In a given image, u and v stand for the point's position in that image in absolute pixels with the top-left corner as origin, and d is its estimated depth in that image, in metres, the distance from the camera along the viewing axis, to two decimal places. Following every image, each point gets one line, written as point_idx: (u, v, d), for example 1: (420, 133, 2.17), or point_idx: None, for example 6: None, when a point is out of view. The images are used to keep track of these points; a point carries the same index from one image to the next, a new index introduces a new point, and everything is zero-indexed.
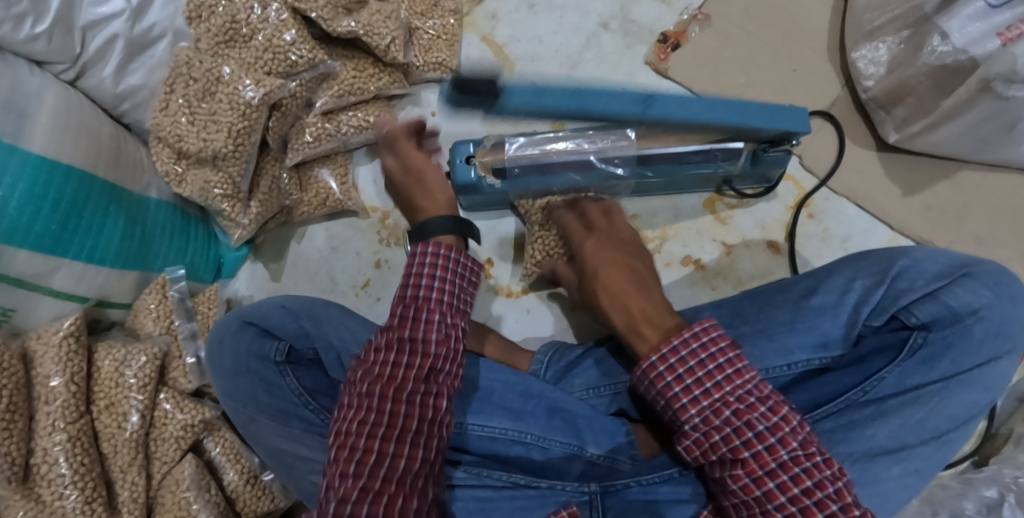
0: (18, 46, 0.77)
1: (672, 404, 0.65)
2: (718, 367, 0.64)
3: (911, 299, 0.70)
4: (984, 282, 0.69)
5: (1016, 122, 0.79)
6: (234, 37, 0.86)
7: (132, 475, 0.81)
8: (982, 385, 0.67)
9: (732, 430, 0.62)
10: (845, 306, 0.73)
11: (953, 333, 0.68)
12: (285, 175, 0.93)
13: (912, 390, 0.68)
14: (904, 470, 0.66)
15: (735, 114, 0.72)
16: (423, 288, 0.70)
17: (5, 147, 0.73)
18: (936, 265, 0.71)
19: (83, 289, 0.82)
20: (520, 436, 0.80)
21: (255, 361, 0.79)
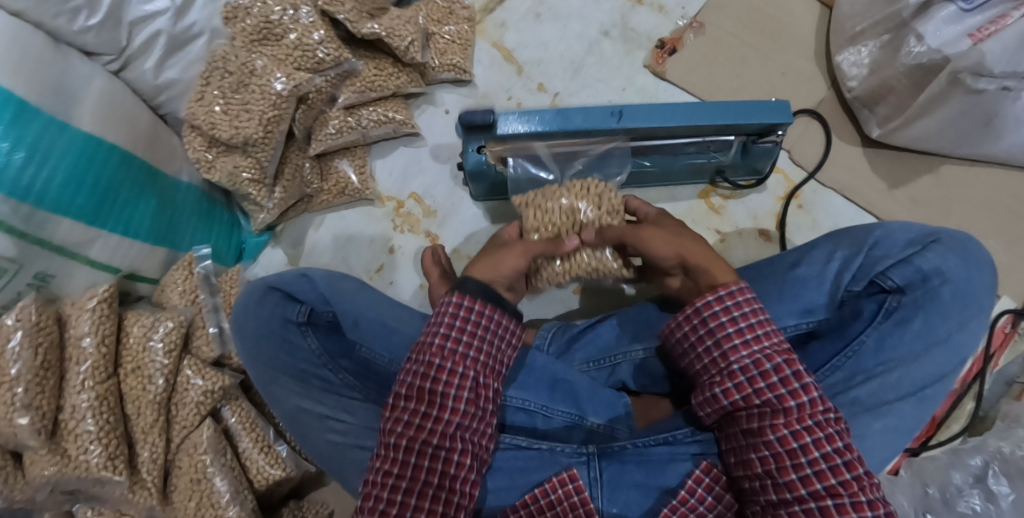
0: (71, 36, 0.85)
1: (722, 346, 0.72)
2: (763, 321, 0.72)
3: (886, 265, 0.75)
4: (949, 247, 0.76)
5: (991, 118, 0.86)
6: (267, 36, 0.94)
7: (153, 436, 0.85)
8: (953, 346, 0.74)
9: (778, 381, 0.70)
10: (828, 276, 0.78)
11: (923, 296, 0.74)
12: (307, 164, 1.00)
13: (891, 353, 0.74)
14: (885, 427, 0.73)
15: (716, 115, 0.80)
16: (456, 341, 0.73)
17: (57, 124, 0.80)
18: (908, 235, 0.77)
19: (116, 261, 0.88)
20: (524, 404, 0.85)
21: (279, 322, 0.85)
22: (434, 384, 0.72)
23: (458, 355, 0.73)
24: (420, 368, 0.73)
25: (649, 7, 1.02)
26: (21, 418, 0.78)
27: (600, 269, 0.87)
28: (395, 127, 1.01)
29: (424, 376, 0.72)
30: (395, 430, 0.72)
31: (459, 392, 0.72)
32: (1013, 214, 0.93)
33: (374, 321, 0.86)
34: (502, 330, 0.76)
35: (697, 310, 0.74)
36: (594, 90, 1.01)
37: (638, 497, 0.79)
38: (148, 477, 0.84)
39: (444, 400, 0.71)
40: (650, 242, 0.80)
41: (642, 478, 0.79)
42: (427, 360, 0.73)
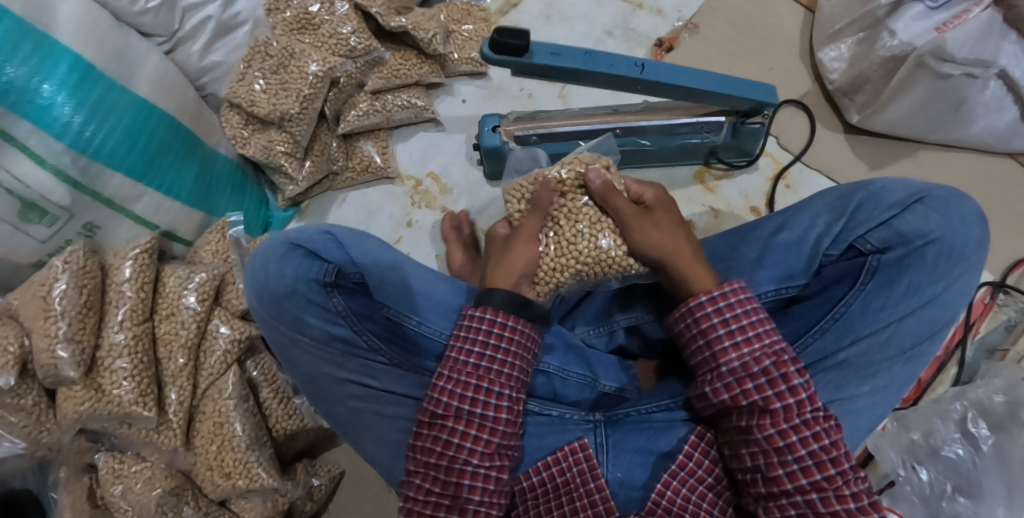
0: (132, 17, 0.96)
1: (713, 346, 0.72)
2: (753, 323, 0.71)
3: (865, 228, 0.76)
4: (934, 208, 0.75)
5: (960, 102, 0.95)
6: (305, 25, 1.05)
7: (181, 380, 0.90)
8: (942, 304, 0.73)
9: (763, 381, 0.69)
10: (808, 241, 0.79)
11: (906, 256, 0.74)
12: (334, 143, 1.08)
13: (876, 312, 0.74)
14: (876, 387, 0.72)
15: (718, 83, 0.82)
16: (484, 356, 0.74)
17: (118, 87, 0.89)
18: (895, 195, 0.77)
19: (156, 219, 0.96)
20: (543, 366, 0.87)
21: (305, 283, 0.87)
22: (456, 408, 0.72)
23: (482, 379, 0.73)
24: (442, 392, 0.73)
25: (649, 11, 1.13)
26: (63, 350, 0.83)
27: (602, 261, 0.81)
28: (417, 112, 1.10)
29: (451, 394, 0.73)
30: (428, 445, 0.73)
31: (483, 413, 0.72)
32: (984, 194, 1.02)
33: (401, 283, 0.91)
34: (523, 339, 0.75)
35: (692, 324, 0.73)
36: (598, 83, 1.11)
37: (640, 462, 0.81)
38: (173, 418, 0.89)
39: (468, 423, 0.72)
40: (644, 234, 0.78)
41: (645, 444, 0.82)
42: (450, 384, 0.73)
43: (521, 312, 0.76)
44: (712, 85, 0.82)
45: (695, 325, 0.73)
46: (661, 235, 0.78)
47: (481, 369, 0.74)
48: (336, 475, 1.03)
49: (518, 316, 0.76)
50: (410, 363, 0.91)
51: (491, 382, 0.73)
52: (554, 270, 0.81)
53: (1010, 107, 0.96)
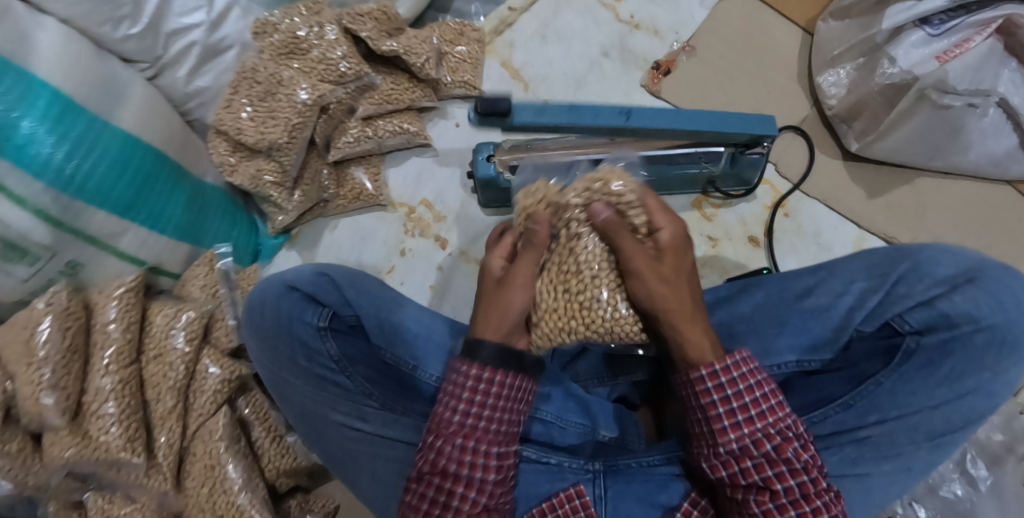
0: (112, 44, 0.92)
1: (712, 424, 0.71)
2: (756, 398, 0.70)
3: (905, 306, 0.80)
4: (983, 289, 0.78)
5: (958, 130, 0.93)
6: (293, 50, 1.01)
7: (170, 422, 0.88)
8: (985, 392, 0.76)
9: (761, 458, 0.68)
10: (838, 309, 0.83)
11: (950, 341, 0.77)
12: (325, 170, 1.06)
13: (905, 392, 0.77)
14: (896, 468, 0.75)
15: (716, 124, 0.85)
16: (469, 409, 0.72)
17: (99, 122, 0.86)
18: (941, 272, 0.80)
19: (143, 254, 0.93)
20: (541, 415, 0.89)
21: (301, 326, 0.88)
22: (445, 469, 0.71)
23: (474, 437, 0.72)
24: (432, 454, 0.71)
25: (645, 32, 1.10)
26: (48, 396, 0.81)
27: (613, 330, 0.79)
28: (409, 138, 1.07)
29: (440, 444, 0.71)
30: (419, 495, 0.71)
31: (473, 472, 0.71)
32: (982, 220, 1.00)
33: (397, 325, 0.92)
34: (512, 389, 0.73)
35: (694, 390, 0.72)
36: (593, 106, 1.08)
37: (640, 512, 0.80)
38: (163, 461, 0.87)
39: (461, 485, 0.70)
40: (650, 286, 0.74)
41: (645, 495, 0.81)
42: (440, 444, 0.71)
43: (512, 364, 0.74)
44: (708, 123, 0.85)
45: (696, 395, 0.72)
46: (668, 291, 0.73)
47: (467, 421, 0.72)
48: (330, 511, 1.01)
49: (509, 369, 0.74)
50: (403, 407, 0.89)
51: (479, 434, 0.72)
52: (560, 328, 0.79)
53: (1009, 134, 0.95)
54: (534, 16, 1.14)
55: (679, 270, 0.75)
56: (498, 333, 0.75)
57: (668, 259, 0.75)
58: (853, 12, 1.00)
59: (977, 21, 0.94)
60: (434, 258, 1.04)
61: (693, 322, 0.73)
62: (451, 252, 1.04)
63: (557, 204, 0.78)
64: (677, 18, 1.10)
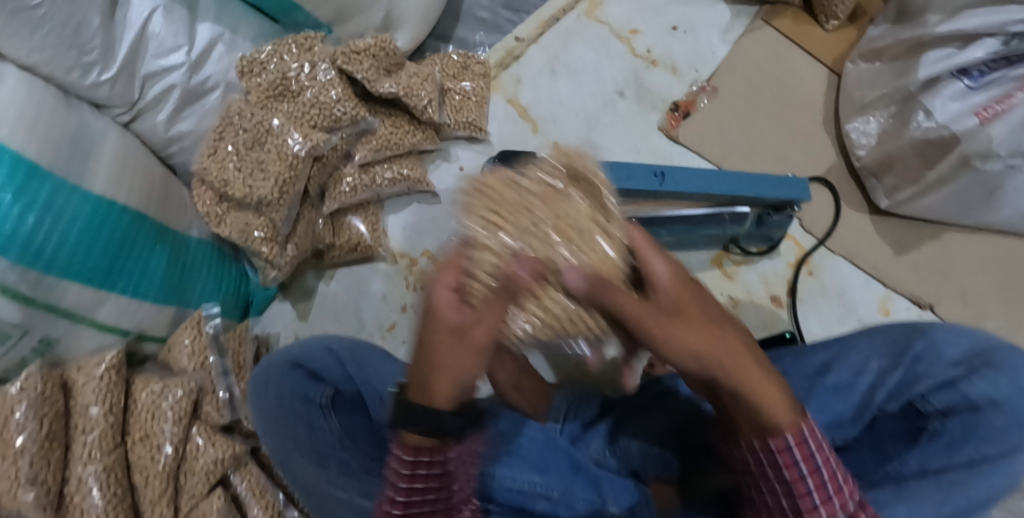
0: (83, 91, 0.84)
1: (794, 494, 0.56)
2: (809, 454, 0.55)
3: (927, 385, 0.67)
4: (1004, 371, 0.64)
5: (994, 190, 0.88)
6: (283, 92, 0.92)
7: (161, 506, 0.81)
8: (1003, 473, 0.59)
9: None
10: (859, 386, 0.72)
11: (971, 419, 0.63)
12: (320, 221, 0.98)
13: (932, 473, 0.62)
14: None
15: (745, 184, 0.82)
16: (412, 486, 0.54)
17: (69, 186, 0.78)
18: (954, 350, 0.67)
19: (124, 323, 0.86)
20: (547, 492, 0.78)
21: (302, 403, 0.77)
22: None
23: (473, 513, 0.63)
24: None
25: (663, 69, 1.03)
26: (26, 493, 0.74)
27: (577, 321, 0.54)
28: (409, 185, 1.00)
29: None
30: None
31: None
32: (1011, 276, 0.96)
33: None
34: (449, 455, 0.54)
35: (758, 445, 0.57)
36: (609, 150, 1.00)
37: None
38: None
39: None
40: (636, 315, 0.51)
41: None
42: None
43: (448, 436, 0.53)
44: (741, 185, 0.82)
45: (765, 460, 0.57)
46: (668, 323, 0.52)
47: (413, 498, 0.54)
48: None
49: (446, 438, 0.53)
50: None
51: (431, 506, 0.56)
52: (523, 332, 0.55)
53: None
54: (544, 49, 1.06)
55: (686, 295, 0.53)
56: (446, 371, 0.51)
57: (670, 285, 0.53)
58: (885, 55, 0.96)
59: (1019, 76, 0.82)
60: None
61: (702, 355, 0.53)
62: None
63: (505, 246, 0.54)
64: (697, 53, 1.04)
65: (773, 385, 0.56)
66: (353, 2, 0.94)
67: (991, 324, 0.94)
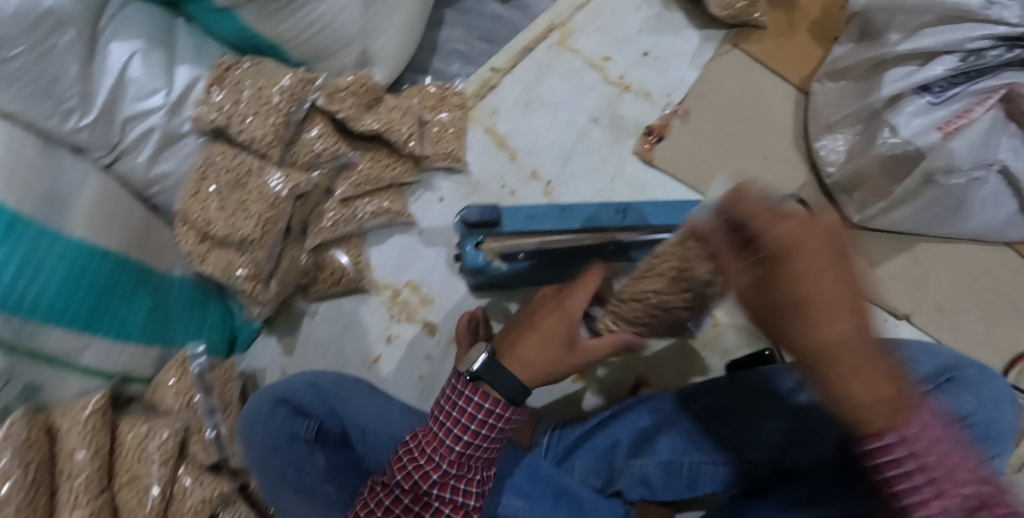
0: (64, 136, 0.81)
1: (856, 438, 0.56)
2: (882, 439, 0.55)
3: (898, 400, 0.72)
4: (967, 388, 0.70)
5: (959, 205, 0.91)
6: (262, 106, 0.90)
7: None
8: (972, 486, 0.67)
9: (888, 443, 0.54)
10: (828, 402, 0.75)
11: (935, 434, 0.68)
12: (303, 256, 0.98)
13: None
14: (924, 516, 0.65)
15: None
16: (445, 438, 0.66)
17: (51, 233, 0.75)
18: (921, 367, 0.73)
19: (109, 366, 0.85)
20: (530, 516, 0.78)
21: (291, 441, 0.80)
22: (437, 446, 0.66)
23: (447, 404, 0.66)
24: (409, 459, 0.67)
25: (635, 95, 1.07)
26: None
27: (310, 154, 0.95)
28: (390, 217, 1.03)
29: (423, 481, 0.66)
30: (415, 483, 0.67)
31: (485, 413, 0.65)
32: (985, 289, 0.98)
33: (383, 434, 0.86)
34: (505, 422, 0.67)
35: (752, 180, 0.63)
36: (586, 179, 1.04)
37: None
38: None
39: (440, 456, 0.66)
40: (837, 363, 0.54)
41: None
42: (428, 458, 0.66)
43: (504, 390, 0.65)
44: None
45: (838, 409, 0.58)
46: (852, 323, 0.54)
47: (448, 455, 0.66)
48: None
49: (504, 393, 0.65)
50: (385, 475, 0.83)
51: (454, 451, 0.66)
52: (384, 165, 1.00)
53: (1009, 201, 0.92)
54: (517, 80, 1.09)
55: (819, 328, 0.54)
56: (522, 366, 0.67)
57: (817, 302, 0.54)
58: (847, 74, 0.97)
59: (982, 88, 0.85)
60: (423, 347, 1.02)
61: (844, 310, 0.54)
62: (440, 339, 1.02)
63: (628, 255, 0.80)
64: (668, 80, 1.07)
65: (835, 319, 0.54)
66: (327, 42, 0.94)
67: (963, 333, 0.96)
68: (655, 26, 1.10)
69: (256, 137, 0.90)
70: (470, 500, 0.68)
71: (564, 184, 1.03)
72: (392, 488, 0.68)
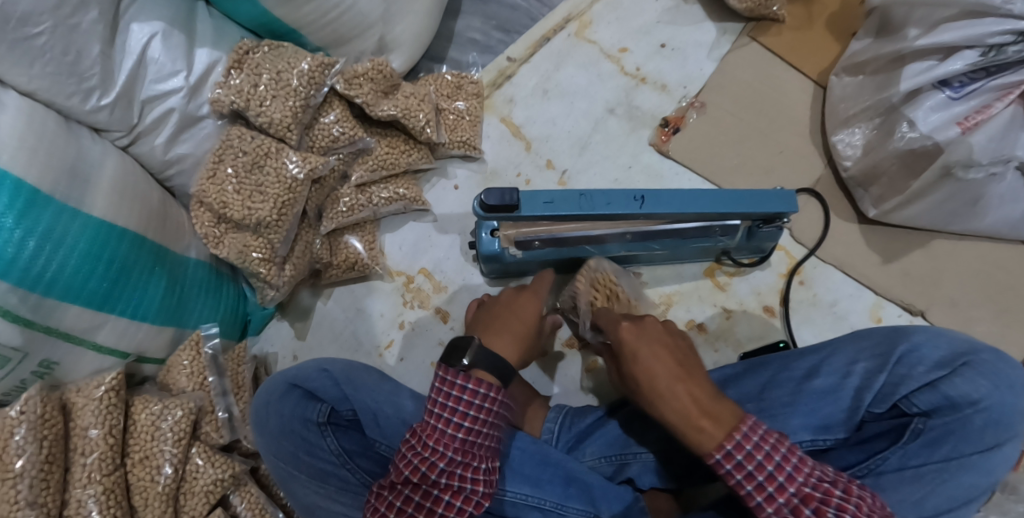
0: (83, 116, 0.82)
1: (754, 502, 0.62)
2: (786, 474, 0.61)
3: (911, 387, 0.70)
4: (982, 372, 0.69)
5: (977, 199, 0.90)
6: (281, 90, 0.91)
7: (155, 508, 0.82)
8: (984, 468, 0.67)
9: (721, 459, 0.63)
10: (846, 390, 0.74)
11: (953, 421, 0.68)
12: (318, 240, 0.99)
13: (913, 470, 0.68)
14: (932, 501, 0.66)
15: (738, 202, 0.80)
16: (448, 424, 0.66)
17: (70, 211, 0.75)
18: (936, 352, 0.72)
19: (123, 345, 0.84)
20: (539, 503, 0.78)
21: (300, 424, 0.80)
22: (440, 436, 0.65)
23: (440, 396, 0.67)
24: (412, 455, 0.65)
25: (652, 86, 1.07)
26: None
27: (328, 138, 0.95)
28: (405, 203, 1.03)
29: (432, 472, 0.64)
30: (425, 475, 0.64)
31: (478, 394, 0.67)
32: (1003, 286, 0.97)
33: (395, 419, 0.82)
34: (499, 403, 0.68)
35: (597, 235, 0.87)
36: (602, 168, 1.04)
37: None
38: None
39: (444, 445, 0.65)
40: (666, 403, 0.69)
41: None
42: (433, 448, 0.65)
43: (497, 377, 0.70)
44: (732, 204, 0.80)
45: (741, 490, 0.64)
46: (670, 386, 0.68)
47: (455, 444, 0.65)
48: None
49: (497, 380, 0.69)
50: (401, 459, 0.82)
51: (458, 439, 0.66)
52: (401, 151, 1.00)
53: None
54: (535, 69, 1.09)
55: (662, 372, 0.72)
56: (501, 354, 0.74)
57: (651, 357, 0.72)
58: (866, 68, 0.97)
59: (1001, 84, 0.83)
60: (435, 333, 1.01)
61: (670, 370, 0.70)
62: (453, 326, 1.02)
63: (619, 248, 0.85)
64: (685, 72, 1.07)
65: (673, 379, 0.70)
66: (348, 27, 0.95)
67: (980, 329, 0.95)
68: (673, 19, 1.10)
69: (274, 120, 0.91)
70: (481, 491, 0.65)
71: (579, 173, 1.03)
72: (401, 488, 0.65)
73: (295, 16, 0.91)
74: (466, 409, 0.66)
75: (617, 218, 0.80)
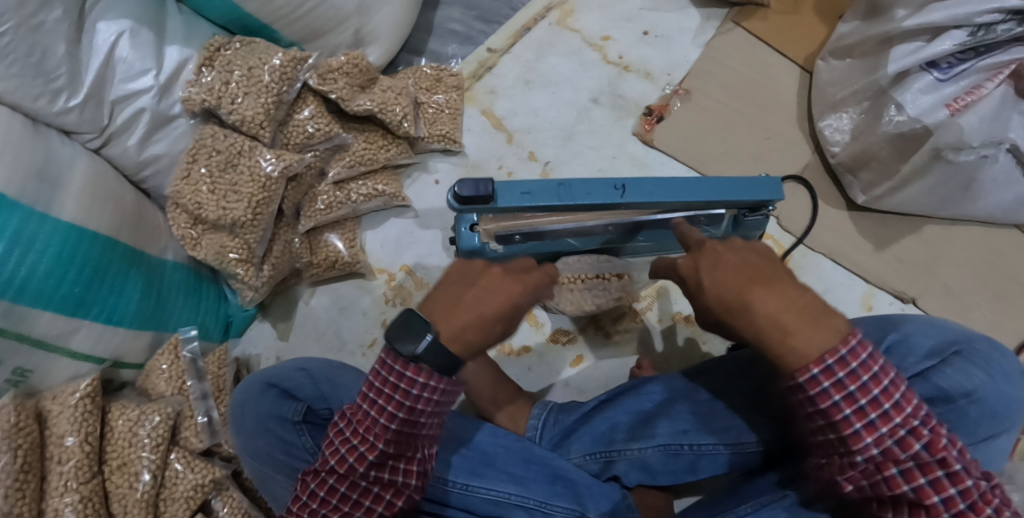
0: (51, 118, 0.79)
1: (841, 431, 0.56)
2: (877, 398, 0.55)
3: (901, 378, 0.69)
4: (975, 361, 0.67)
5: (970, 183, 0.88)
6: (253, 85, 0.88)
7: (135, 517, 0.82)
8: (979, 461, 0.65)
9: (816, 376, 0.55)
10: None
11: (947, 412, 0.66)
12: (297, 239, 0.97)
13: None
14: None
15: (721, 190, 0.78)
16: (377, 417, 0.57)
17: (37, 216, 0.73)
18: (927, 342, 0.70)
19: (99, 350, 0.82)
20: (522, 502, 0.76)
21: (275, 423, 0.77)
22: (368, 427, 0.58)
23: (376, 381, 0.57)
24: (343, 441, 0.59)
25: (636, 74, 1.04)
26: None
27: (305, 136, 0.93)
28: (385, 200, 1.01)
29: (360, 464, 0.59)
30: (353, 467, 0.59)
31: (419, 387, 0.56)
32: (997, 270, 0.95)
33: None
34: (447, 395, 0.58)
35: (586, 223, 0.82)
36: (586, 159, 1.01)
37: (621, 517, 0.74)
38: None
39: (374, 437, 0.58)
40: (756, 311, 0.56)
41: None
42: (362, 438, 0.58)
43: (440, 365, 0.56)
44: (714, 193, 0.78)
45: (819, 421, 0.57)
46: (770, 300, 0.56)
47: (384, 439, 0.58)
48: None
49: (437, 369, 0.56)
50: None
51: (387, 435, 0.58)
52: (379, 146, 0.99)
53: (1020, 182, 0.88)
54: (517, 59, 1.07)
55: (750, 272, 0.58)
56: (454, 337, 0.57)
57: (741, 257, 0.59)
58: (854, 51, 0.94)
59: (990, 64, 0.81)
60: None
61: (758, 281, 0.57)
62: None
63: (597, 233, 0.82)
64: (670, 59, 1.05)
65: (775, 292, 0.57)
66: (322, 20, 0.92)
67: (976, 317, 0.93)
68: (656, 5, 1.08)
69: (247, 117, 0.89)
70: (411, 481, 0.61)
71: (563, 164, 1.01)
72: (326, 476, 0.61)
73: (266, 11, 0.89)
74: (399, 405, 0.57)
75: (598, 208, 0.78)
